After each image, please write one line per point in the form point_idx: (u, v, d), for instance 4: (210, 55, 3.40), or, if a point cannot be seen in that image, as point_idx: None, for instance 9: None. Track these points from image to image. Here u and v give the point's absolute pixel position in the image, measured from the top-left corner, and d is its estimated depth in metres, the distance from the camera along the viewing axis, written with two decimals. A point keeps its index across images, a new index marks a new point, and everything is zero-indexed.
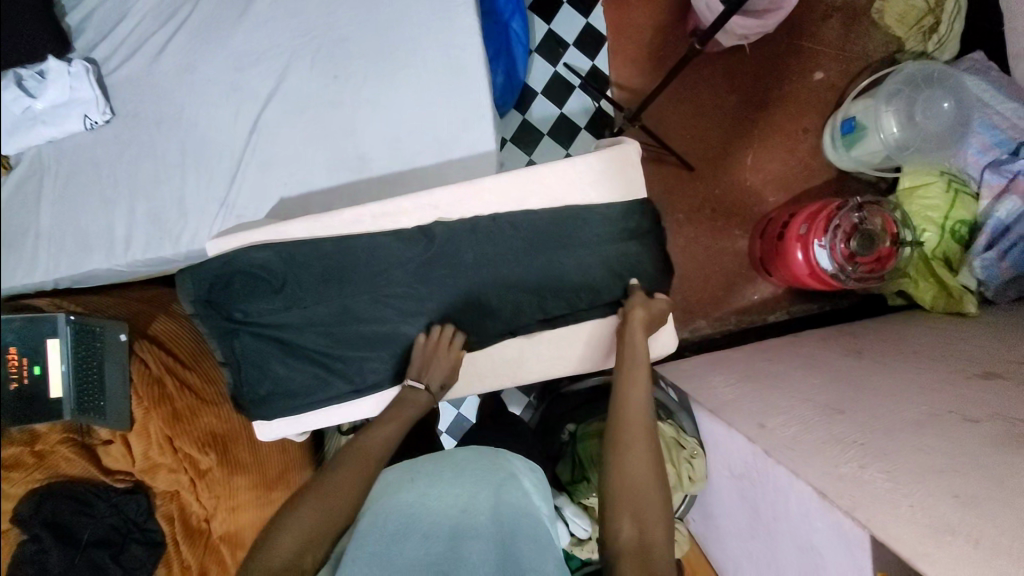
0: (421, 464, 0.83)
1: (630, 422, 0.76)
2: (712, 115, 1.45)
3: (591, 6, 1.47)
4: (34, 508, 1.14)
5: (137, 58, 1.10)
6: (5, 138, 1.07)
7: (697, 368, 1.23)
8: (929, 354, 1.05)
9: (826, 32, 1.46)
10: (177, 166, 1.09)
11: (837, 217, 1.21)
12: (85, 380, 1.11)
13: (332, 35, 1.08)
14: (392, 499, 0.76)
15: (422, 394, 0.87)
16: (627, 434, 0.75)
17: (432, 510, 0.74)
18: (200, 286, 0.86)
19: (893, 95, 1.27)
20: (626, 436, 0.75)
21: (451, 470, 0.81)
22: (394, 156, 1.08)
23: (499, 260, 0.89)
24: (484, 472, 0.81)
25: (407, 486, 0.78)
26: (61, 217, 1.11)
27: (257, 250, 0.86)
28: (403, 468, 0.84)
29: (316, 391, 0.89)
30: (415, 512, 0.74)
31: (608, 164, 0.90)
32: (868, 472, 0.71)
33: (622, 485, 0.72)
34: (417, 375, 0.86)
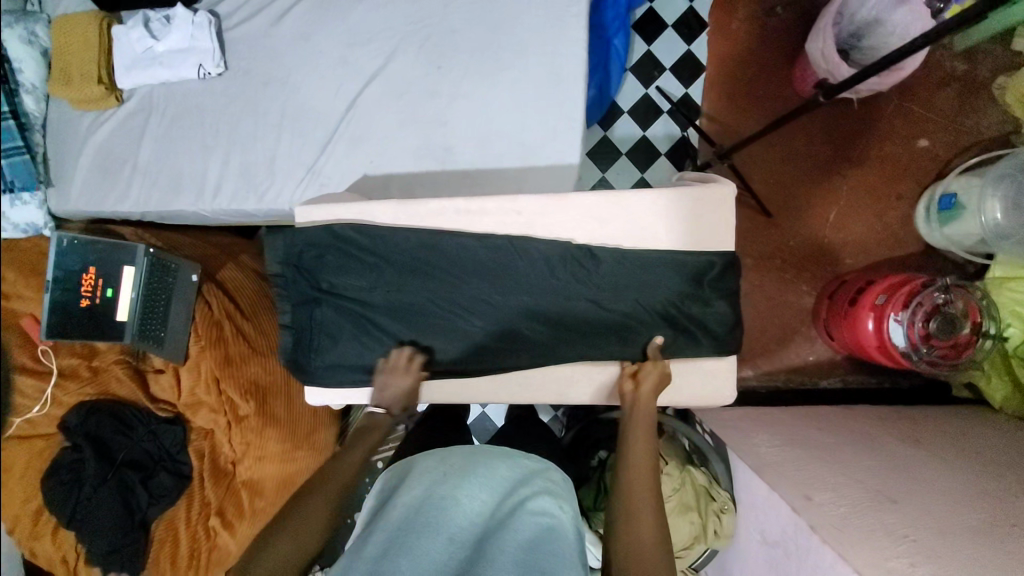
0: (456, 458, 0.86)
1: (635, 482, 0.74)
2: (802, 165, 1.42)
3: (696, 33, 1.44)
4: (80, 420, 1.26)
5: (256, 19, 1.15)
6: (126, 74, 1.15)
7: (738, 420, 1.19)
8: (995, 457, 0.98)
9: (938, 100, 1.40)
10: (274, 128, 1.13)
11: (920, 295, 1.15)
12: (151, 310, 1.21)
13: (442, 25, 1.09)
14: (425, 489, 0.79)
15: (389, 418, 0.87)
16: (632, 497, 0.73)
17: (463, 510, 0.76)
18: (287, 253, 0.86)
19: (1002, 177, 1.19)
20: (630, 493, 0.73)
21: (485, 474, 0.83)
22: (479, 152, 1.08)
23: (577, 279, 0.84)
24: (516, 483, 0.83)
25: (441, 479, 0.81)
26: (159, 155, 1.18)
27: (362, 228, 0.84)
28: (439, 457, 0.86)
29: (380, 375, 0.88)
30: (446, 508, 0.76)
31: (707, 206, 0.81)
32: (919, 571, 0.66)
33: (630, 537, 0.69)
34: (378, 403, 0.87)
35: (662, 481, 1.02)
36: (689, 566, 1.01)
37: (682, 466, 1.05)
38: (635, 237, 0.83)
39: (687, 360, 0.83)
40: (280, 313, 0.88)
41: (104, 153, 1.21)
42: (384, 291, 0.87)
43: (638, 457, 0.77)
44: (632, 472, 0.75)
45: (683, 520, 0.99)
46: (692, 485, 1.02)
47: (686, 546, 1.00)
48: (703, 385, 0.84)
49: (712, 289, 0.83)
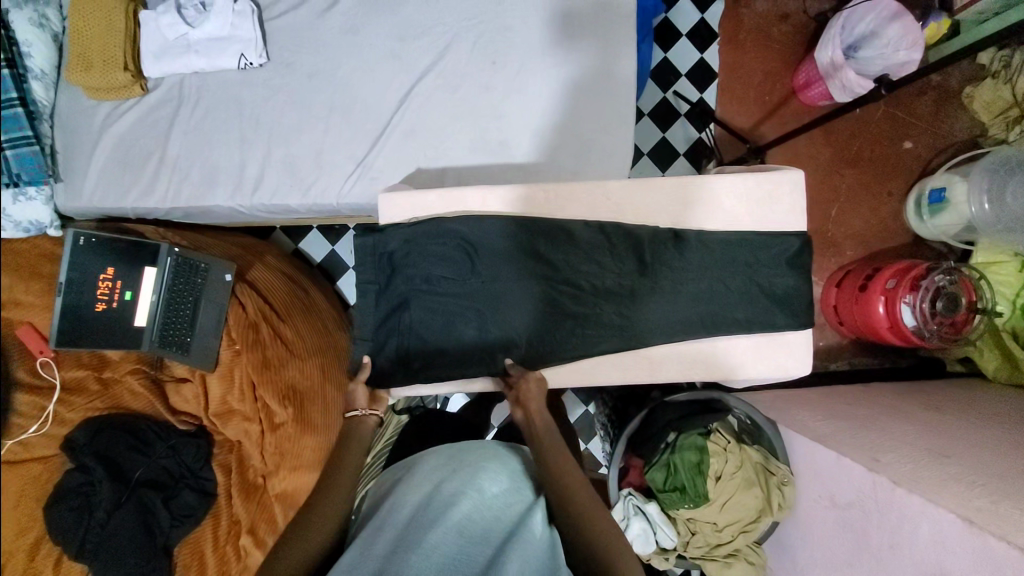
0: (462, 456, 0.82)
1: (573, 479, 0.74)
2: (808, 166, 1.54)
3: (708, 42, 1.53)
4: (90, 438, 1.14)
5: (302, 10, 1.12)
6: (155, 62, 1.09)
7: (777, 402, 1.25)
8: (1009, 416, 1.09)
9: (918, 107, 1.56)
10: (321, 118, 1.10)
11: (926, 279, 1.26)
12: (177, 315, 1.14)
13: (497, 22, 1.11)
14: (434, 485, 0.76)
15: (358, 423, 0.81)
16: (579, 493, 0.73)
17: (472, 507, 0.72)
18: (378, 254, 0.85)
19: (987, 173, 1.33)
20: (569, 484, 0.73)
21: (499, 470, 0.80)
22: (534, 146, 1.10)
23: (658, 261, 0.87)
24: (521, 481, 0.80)
25: (448, 476, 0.77)
26: (189, 148, 1.11)
27: (450, 218, 0.84)
28: (445, 456, 0.83)
29: (467, 368, 0.86)
30: (452, 504, 0.71)
31: (780, 189, 0.86)
32: (1003, 507, 0.73)
33: (595, 537, 0.69)
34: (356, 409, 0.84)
35: (727, 459, 1.04)
36: (755, 537, 1.06)
37: (739, 443, 1.08)
38: (718, 221, 0.86)
39: (768, 334, 0.86)
40: (364, 311, 0.86)
41: (123, 146, 1.12)
42: (473, 280, 0.86)
43: (557, 459, 0.76)
44: (556, 472, 0.74)
45: (749, 495, 1.03)
46: (750, 462, 1.06)
47: (753, 521, 1.05)
48: (781, 358, 0.87)
49: (786, 267, 0.87)
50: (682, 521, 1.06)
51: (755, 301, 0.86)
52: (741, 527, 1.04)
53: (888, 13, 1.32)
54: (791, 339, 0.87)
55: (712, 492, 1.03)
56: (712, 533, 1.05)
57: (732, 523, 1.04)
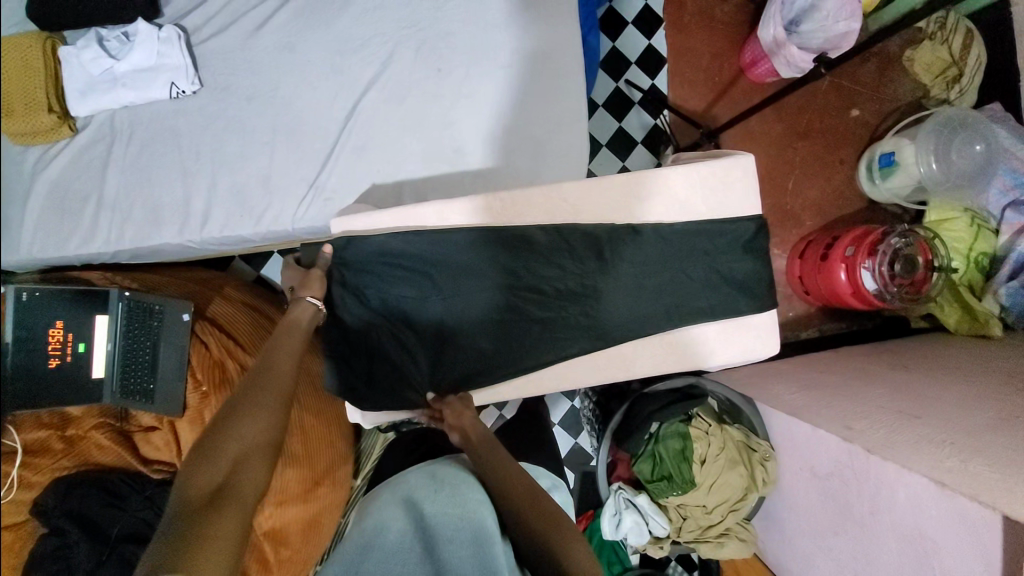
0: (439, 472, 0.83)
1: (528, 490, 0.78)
2: (763, 142, 1.56)
3: (654, 27, 1.53)
4: (61, 499, 1.09)
5: (233, 32, 1.07)
6: (81, 100, 1.03)
7: (753, 378, 1.28)
8: (972, 369, 1.13)
9: (862, 74, 1.59)
10: (265, 143, 1.06)
11: (883, 243, 1.30)
12: (137, 362, 1.09)
13: (437, 27, 1.09)
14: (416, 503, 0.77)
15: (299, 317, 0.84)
16: (537, 508, 0.75)
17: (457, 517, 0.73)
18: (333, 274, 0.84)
19: (931, 134, 1.38)
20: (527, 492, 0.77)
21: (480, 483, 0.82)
22: (489, 151, 1.08)
23: (621, 259, 0.87)
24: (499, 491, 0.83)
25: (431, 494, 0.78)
26: (129, 187, 1.06)
27: (407, 237, 0.83)
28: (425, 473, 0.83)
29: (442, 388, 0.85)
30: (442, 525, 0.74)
31: (733, 175, 0.86)
32: (971, 464, 0.75)
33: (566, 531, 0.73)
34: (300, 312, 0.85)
35: (709, 443, 1.06)
36: (745, 515, 1.08)
37: (720, 425, 1.10)
38: (677, 213, 0.87)
39: (733, 318, 0.87)
40: (328, 347, 0.85)
41: (57, 192, 1.06)
42: (439, 297, 0.85)
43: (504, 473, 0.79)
44: (511, 485, 0.77)
45: (734, 475, 1.05)
46: (733, 442, 1.08)
47: (740, 498, 1.07)
48: (749, 340, 0.89)
49: (745, 252, 0.88)
50: (673, 507, 1.08)
51: (720, 288, 0.88)
52: (730, 507, 1.06)
53: None
54: (756, 322, 0.88)
55: (698, 476, 1.05)
56: (703, 515, 1.06)
57: (721, 503, 1.06)
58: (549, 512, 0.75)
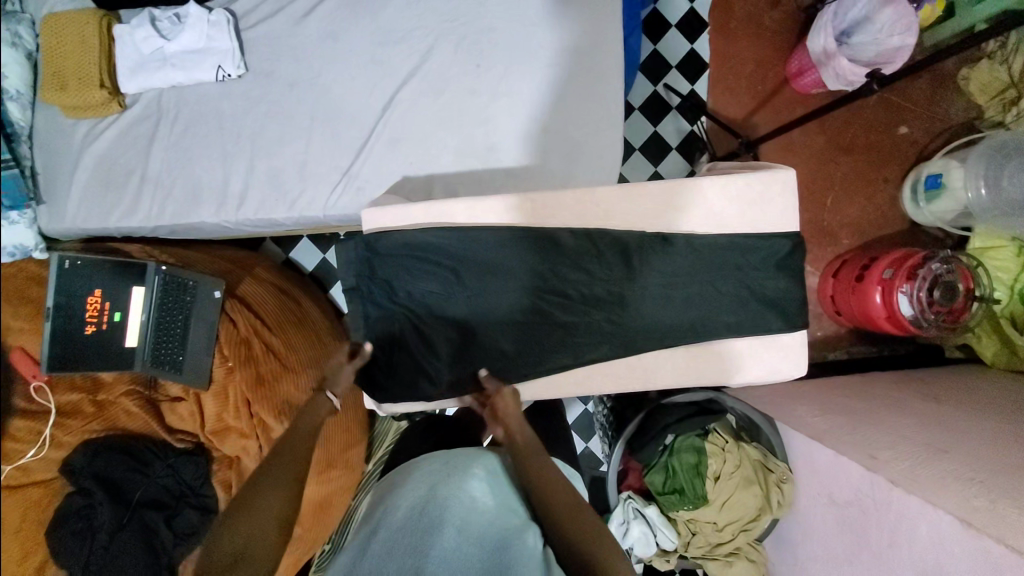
0: (457, 458, 0.82)
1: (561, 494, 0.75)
2: (802, 154, 1.52)
3: (698, 32, 1.50)
4: (89, 460, 1.14)
5: (279, 18, 1.09)
6: (132, 77, 1.07)
7: (775, 397, 1.24)
8: (1011, 407, 1.08)
9: (913, 91, 1.53)
10: (303, 129, 1.08)
11: (923, 268, 1.25)
12: (168, 335, 1.12)
13: (479, 23, 1.08)
14: (430, 489, 0.76)
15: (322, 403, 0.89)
16: (570, 512, 0.73)
17: (466, 510, 0.73)
18: (359, 264, 0.84)
19: (982, 159, 1.32)
20: (560, 493, 0.75)
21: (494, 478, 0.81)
22: (522, 150, 1.08)
23: (650, 269, 0.85)
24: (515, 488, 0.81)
25: (443, 478, 0.78)
26: (170, 164, 1.09)
27: (435, 231, 0.82)
28: (442, 458, 0.83)
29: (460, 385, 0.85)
30: (448, 509, 0.73)
31: (772, 190, 0.84)
32: (1002, 508, 0.72)
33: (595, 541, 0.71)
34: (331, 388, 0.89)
35: (725, 460, 1.05)
36: (756, 536, 1.06)
37: (737, 443, 1.08)
38: (711, 224, 0.84)
39: (760, 337, 0.85)
40: (353, 334, 0.87)
41: (103, 165, 1.10)
42: (463, 294, 0.85)
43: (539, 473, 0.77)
44: (546, 482, 0.76)
45: (749, 495, 1.03)
46: (749, 461, 1.06)
47: (752, 519, 1.05)
48: (775, 361, 0.86)
49: (778, 270, 0.86)
50: (683, 521, 1.06)
51: (749, 304, 0.85)
52: (741, 526, 1.05)
53: None
54: (784, 341, 0.86)
55: (711, 493, 1.04)
56: (712, 532, 1.05)
57: (732, 522, 1.04)
58: (585, 519, 0.73)
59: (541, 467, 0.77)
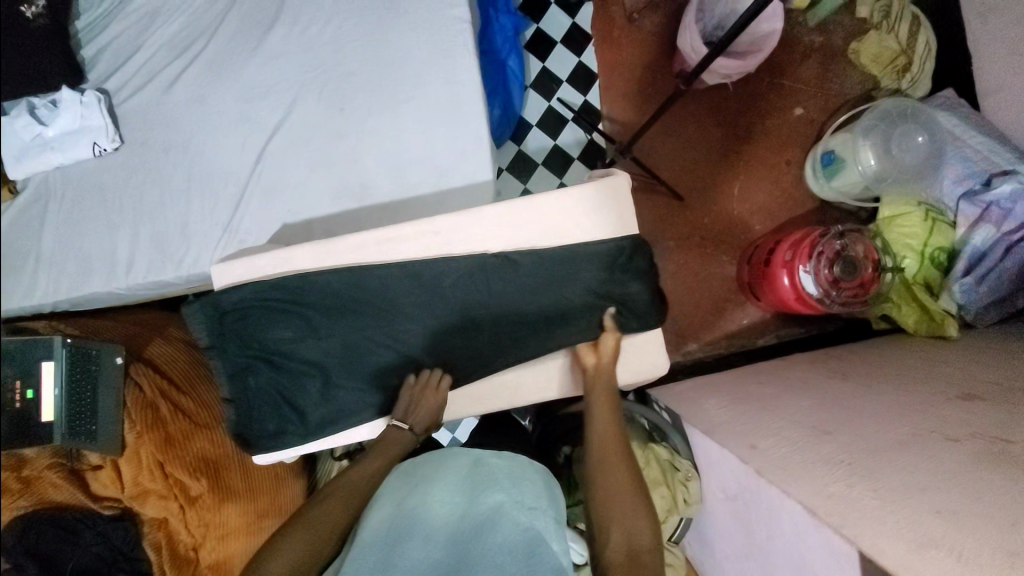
0: (422, 468, 0.84)
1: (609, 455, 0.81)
2: (701, 148, 1.53)
3: (583, 45, 1.54)
4: (17, 538, 1.10)
5: (148, 90, 1.15)
6: (17, 163, 1.12)
7: (689, 392, 1.24)
8: (913, 375, 1.06)
9: (803, 72, 1.55)
10: (182, 191, 1.12)
11: (821, 245, 1.25)
12: (77, 405, 1.11)
13: (339, 69, 1.13)
14: (398, 503, 0.78)
15: (404, 434, 0.87)
16: (608, 482, 0.78)
17: (432, 516, 0.75)
18: (210, 319, 0.86)
19: (869, 129, 1.33)
20: (607, 457, 0.81)
21: (457, 477, 0.81)
22: (393, 184, 1.11)
23: (498, 286, 0.87)
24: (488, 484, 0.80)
25: (409, 491, 0.80)
26: (63, 242, 1.14)
27: (279, 280, 0.85)
28: (408, 470, 0.85)
29: (325, 426, 0.87)
30: (416, 518, 0.75)
31: (603, 196, 0.87)
32: (856, 490, 0.70)
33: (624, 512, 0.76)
34: (402, 415, 0.86)
35: None
36: (668, 538, 1.04)
37: (643, 446, 1.08)
38: (549, 236, 0.87)
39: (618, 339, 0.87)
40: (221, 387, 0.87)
41: None
42: (316, 337, 0.87)
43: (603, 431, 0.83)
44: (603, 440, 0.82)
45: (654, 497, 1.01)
46: (656, 460, 1.05)
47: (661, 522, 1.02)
48: (636, 361, 0.89)
49: (625, 272, 0.87)
50: None
51: (596, 311, 0.87)
52: None
53: None
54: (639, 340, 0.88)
55: None
56: None
57: None
58: (618, 495, 0.77)
59: (600, 421, 0.83)
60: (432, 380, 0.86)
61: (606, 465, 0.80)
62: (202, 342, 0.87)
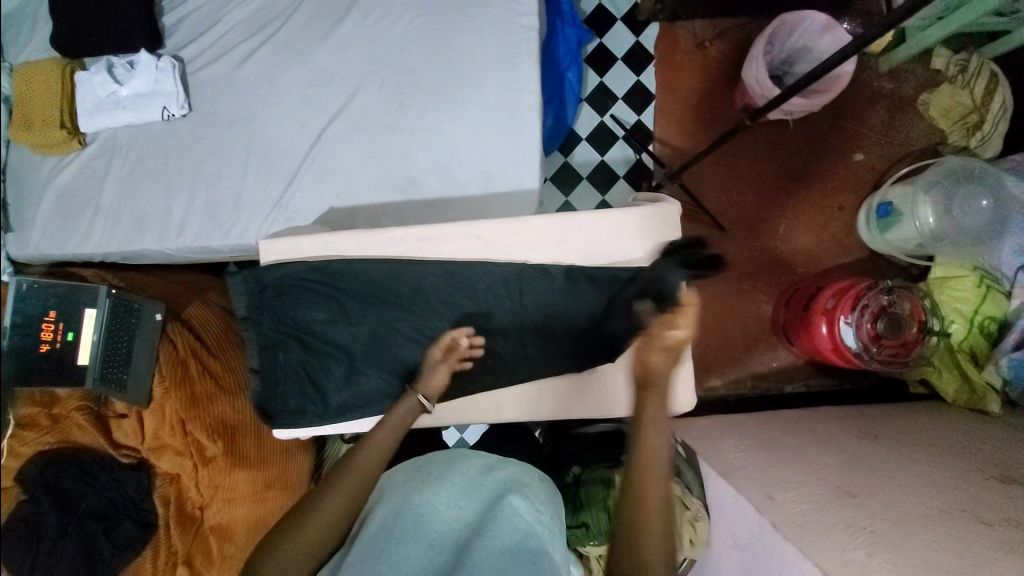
0: (432, 464, 0.84)
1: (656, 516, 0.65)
2: (752, 182, 1.50)
3: (644, 65, 1.53)
4: (40, 470, 1.19)
5: (220, 63, 1.19)
6: (88, 118, 1.17)
7: (708, 428, 1.21)
8: (948, 448, 1.01)
9: (868, 117, 1.51)
10: (239, 165, 1.16)
11: (865, 297, 1.21)
12: (113, 353, 1.16)
13: (403, 64, 1.15)
14: (401, 499, 0.78)
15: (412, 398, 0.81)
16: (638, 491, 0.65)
17: (436, 516, 0.75)
18: (251, 291, 0.87)
19: (930, 186, 1.27)
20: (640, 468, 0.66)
21: (462, 478, 0.82)
22: (441, 182, 1.12)
23: (531, 297, 0.87)
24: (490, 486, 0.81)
25: (417, 486, 0.80)
26: (122, 198, 1.19)
27: (322, 261, 0.87)
28: (417, 466, 0.85)
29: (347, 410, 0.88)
30: (422, 516, 0.75)
31: (653, 221, 0.86)
32: (875, 560, 0.67)
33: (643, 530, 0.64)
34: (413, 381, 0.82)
35: None
36: None
37: None
38: (589, 255, 0.87)
39: (651, 368, 0.86)
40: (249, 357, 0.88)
41: (65, 197, 1.21)
42: (347, 322, 0.88)
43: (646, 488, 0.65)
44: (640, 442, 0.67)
45: None
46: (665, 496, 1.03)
47: None
48: (664, 392, 0.87)
49: None
50: (594, 558, 1.01)
51: (628, 335, 0.86)
52: None
53: (817, 25, 1.28)
54: None
55: None
56: None
57: None
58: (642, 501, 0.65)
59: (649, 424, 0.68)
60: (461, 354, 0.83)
61: (642, 488, 0.65)
62: (240, 313, 0.89)
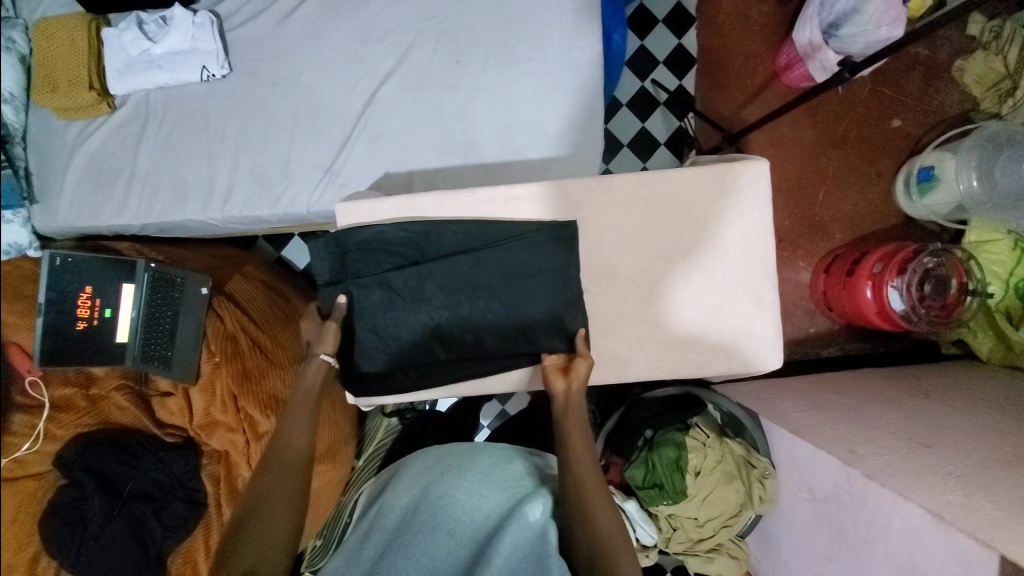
0: (450, 455, 0.98)
1: (598, 502, 0.78)
2: (791, 149, 1.51)
3: (686, 28, 1.50)
4: (80, 453, 1.11)
5: (261, 20, 1.12)
6: (119, 79, 1.09)
7: (763, 392, 1.24)
8: (1004, 401, 1.05)
9: (906, 83, 1.51)
10: (287, 128, 1.10)
11: (913, 261, 1.23)
12: (156, 328, 1.12)
13: (458, 21, 1.10)
14: (422, 488, 0.94)
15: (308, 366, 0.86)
16: (581, 495, 0.78)
17: (451, 508, 0.89)
18: (333, 256, 0.86)
19: (973, 149, 1.31)
20: (586, 480, 0.79)
21: (481, 471, 0.94)
22: (503, 146, 1.08)
23: (622, 256, 0.86)
24: (506, 480, 0.94)
25: (434, 478, 0.94)
26: (159, 165, 1.12)
27: (397, 223, 0.86)
28: (434, 456, 0.99)
29: (436, 376, 0.86)
30: (437, 505, 0.90)
31: (741, 180, 0.86)
32: (977, 501, 0.70)
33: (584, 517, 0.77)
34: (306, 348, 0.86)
35: (706, 455, 1.03)
36: (738, 531, 1.05)
37: (720, 438, 1.06)
38: (679, 215, 0.86)
39: (741, 332, 0.86)
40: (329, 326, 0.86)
41: (94, 165, 1.13)
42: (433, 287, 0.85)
43: (586, 472, 0.79)
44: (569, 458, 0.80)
45: (730, 490, 1.02)
46: (732, 456, 1.04)
47: (734, 515, 1.04)
48: (751, 353, 0.87)
49: (750, 262, 0.86)
50: (665, 517, 1.04)
51: (720, 297, 0.86)
52: (724, 522, 1.03)
53: None
54: (758, 331, 0.86)
55: (691, 488, 1.01)
56: (694, 528, 1.03)
57: (713, 518, 1.03)
58: (586, 500, 0.78)
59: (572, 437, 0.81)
60: (560, 363, 0.83)
61: (584, 489, 0.78)
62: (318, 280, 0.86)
